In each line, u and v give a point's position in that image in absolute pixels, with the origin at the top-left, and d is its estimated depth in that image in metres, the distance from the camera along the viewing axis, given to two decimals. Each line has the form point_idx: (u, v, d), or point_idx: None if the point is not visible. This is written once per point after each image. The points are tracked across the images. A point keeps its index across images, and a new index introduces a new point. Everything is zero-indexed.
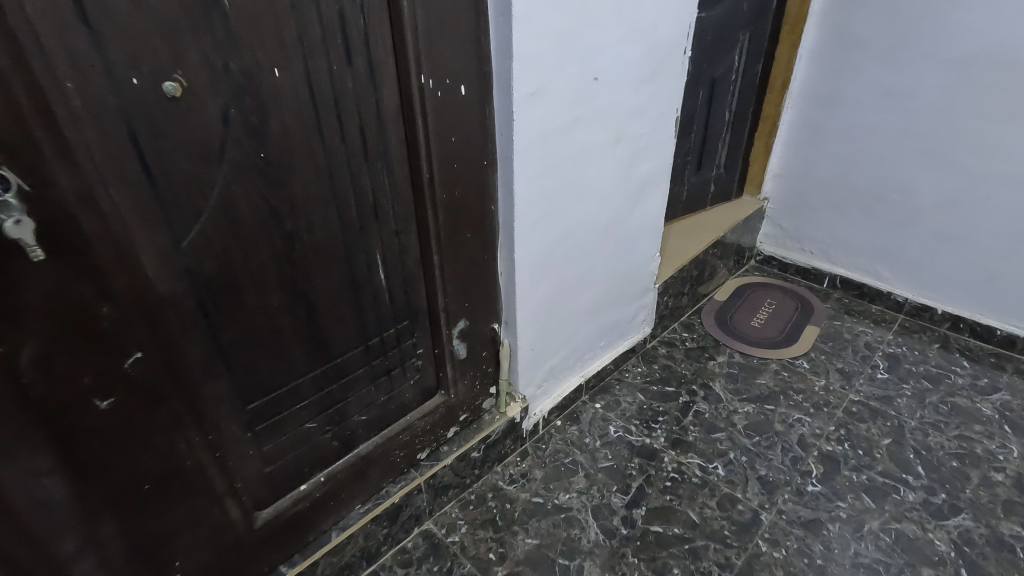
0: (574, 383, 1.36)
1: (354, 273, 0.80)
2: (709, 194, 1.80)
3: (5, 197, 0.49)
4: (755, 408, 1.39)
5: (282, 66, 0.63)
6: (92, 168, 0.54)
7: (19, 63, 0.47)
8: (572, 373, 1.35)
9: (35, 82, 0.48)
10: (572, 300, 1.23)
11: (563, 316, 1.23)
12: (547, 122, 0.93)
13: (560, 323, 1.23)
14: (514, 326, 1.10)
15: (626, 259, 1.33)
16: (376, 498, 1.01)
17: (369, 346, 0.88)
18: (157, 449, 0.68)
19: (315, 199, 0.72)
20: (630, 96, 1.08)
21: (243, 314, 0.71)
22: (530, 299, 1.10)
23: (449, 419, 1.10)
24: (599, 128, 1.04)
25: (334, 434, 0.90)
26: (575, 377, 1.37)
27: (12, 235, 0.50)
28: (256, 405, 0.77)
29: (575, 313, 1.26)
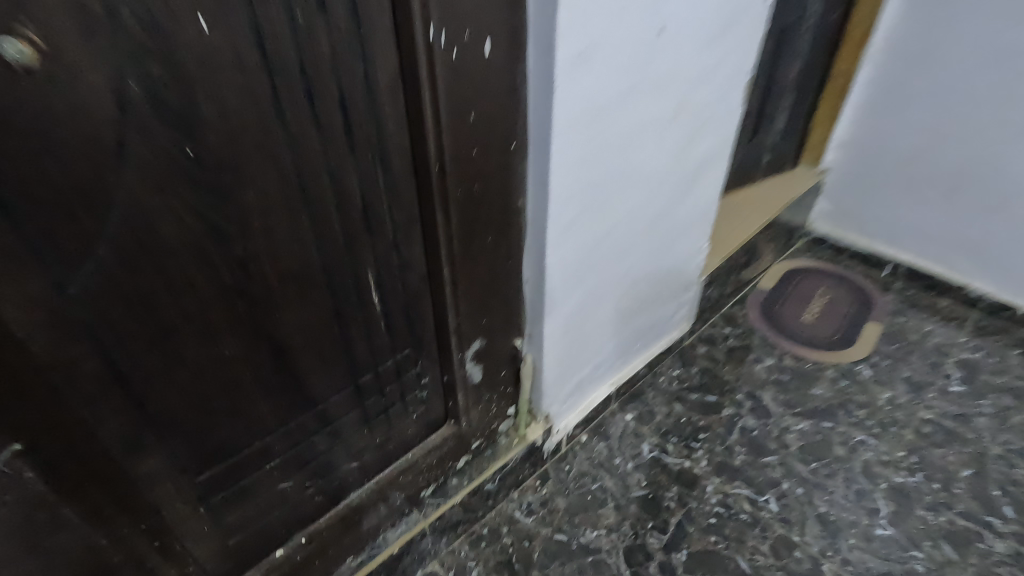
0: (605, 395, 1.18)
1: (337, 301, 0.60)
2: (762, 165, 1.55)
3: None
4: (811, 426, 1.20)
5: (212, 13, 0.40)
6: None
7: None
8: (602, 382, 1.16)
9: None
10: (608, 305, 1.02)
11: (596, 324, 1.03)
12: (597, 87, 0.69)
13: (593, 331, 1.03)
14: (540, 342, 0.90)
15: (672, 252, 1.11)
16: (370, 548, 0.86)
17: (360, 385, 0.69)
18: (68, 554, 0.51)
19: (276, 211, 0.51)
20: (699, 52, 0.83)
21: (180, 371, 0.51)
22: (561, 310, 0.89)
23: (458, 449, 0.92)
24: (658, 95, 0.80)
25: (316, 488, 0.72)
26: (605, 387, 1.18)
27: None
28: (208, 474, 0.59)
29: (611, 318, 1.06)
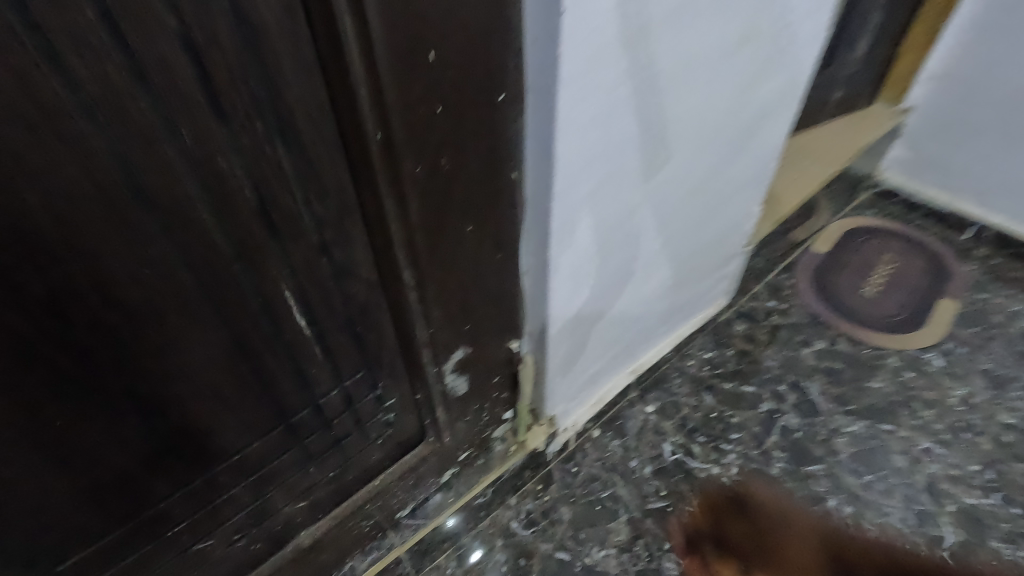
0: (625, 383, 1.01)
1: (236, 330, 0.43)
2: (830, 103, 1.27)
3: None
4: (866, 430, 1.02)
5: None
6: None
7: None
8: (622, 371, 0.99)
9: None
10: (632, 290, 0.83)
11: (617, 312, 0.83)
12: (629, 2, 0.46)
13: (612, 321, 0.84)
14: (543, 343, 0.72)
15: (714, 222, 0.89)
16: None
17: (293, 422, 0.53)
18: None
19: (99, 221, 0.33)
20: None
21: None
22: (570, 306, 0.70)
23: (440, 465, 0.76)
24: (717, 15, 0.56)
25: (250, 536, 0.58)
26: (625, 375, 1.01)
27: None
28: (86, 542, 0.47)
29: (634, 303, 0.86)
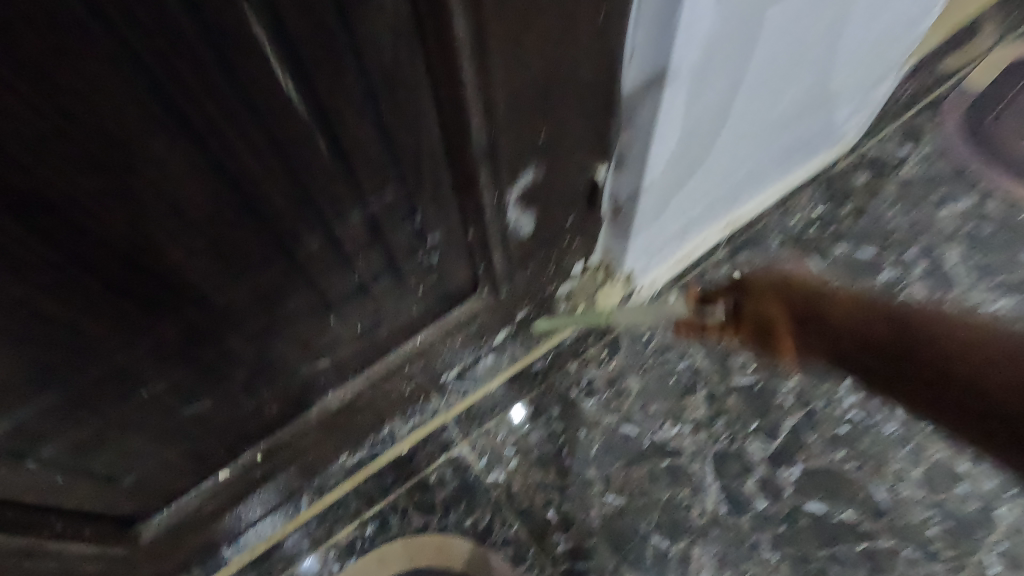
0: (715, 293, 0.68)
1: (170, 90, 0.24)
2: None
3: None
4: (1013, 307, 0.84)
5: None
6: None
7: None
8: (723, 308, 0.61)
9: None
10: (765, 112, 0.58)
11: (745, 124, 0.57)
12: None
13: (738, 134, 0.58)
14: (643, 151, 0.48)
15: (901, 15, 0.60)
16: (379, 439, 0.71)
17: (299, 258, 0.37)
18: None
19: None
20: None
21: None
22: (690, 116, 0.46)
23: (494, 324, 0.62)
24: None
25: (259, 399, 0.46)
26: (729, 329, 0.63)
27: None
28: (9, 429, 0.31)
29: (768, 112, 0.59)
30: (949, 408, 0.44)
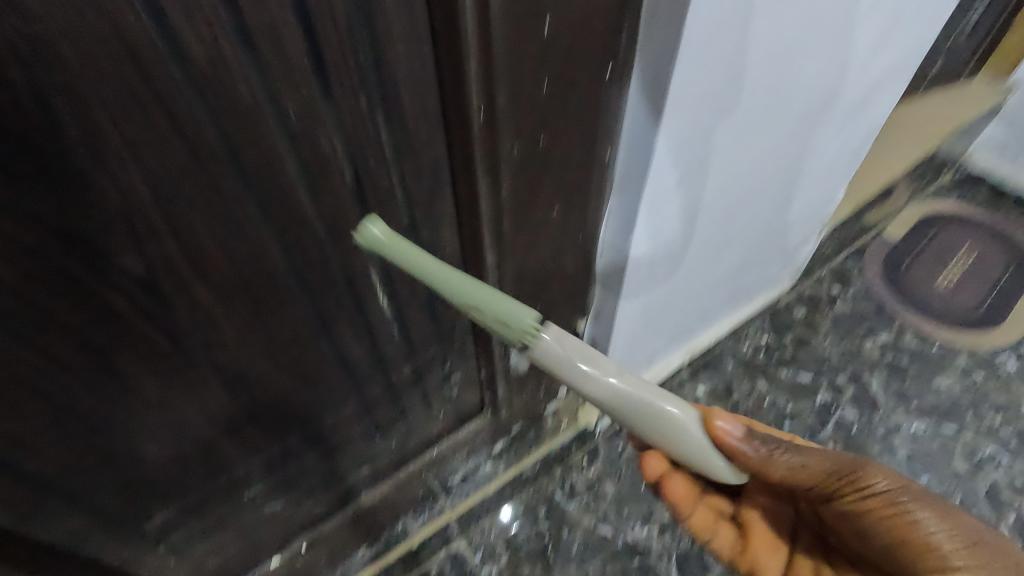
0: (716, 444, 0.43)
1: (321, 304, 0.40)
2: (937, 72, 1.13)
3: None
4: (928, 429, 1.00)
5: None
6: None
7: None
8: (677, 426, 0.41)
9: None
10: (701, 271, 0.77)
11: (687, 280, 0.76)
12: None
13: (682, 287, 0.77)
14: (610, 306, 0.66)
15: (801, 204, 0.82)
16: (388, 536, 0.80)
17: (367, 395, 0.52)
18: None
19: (191, 198, 0.29)
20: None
21: (114, 429, 0.36)
22: (642, 283, 0.65)
23: (495, 436, 0.77)
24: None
25: (315, 500, 0.59)
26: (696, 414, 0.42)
27: None
28: (159, 520, 0.45)
29: (704, 271, 0.78)
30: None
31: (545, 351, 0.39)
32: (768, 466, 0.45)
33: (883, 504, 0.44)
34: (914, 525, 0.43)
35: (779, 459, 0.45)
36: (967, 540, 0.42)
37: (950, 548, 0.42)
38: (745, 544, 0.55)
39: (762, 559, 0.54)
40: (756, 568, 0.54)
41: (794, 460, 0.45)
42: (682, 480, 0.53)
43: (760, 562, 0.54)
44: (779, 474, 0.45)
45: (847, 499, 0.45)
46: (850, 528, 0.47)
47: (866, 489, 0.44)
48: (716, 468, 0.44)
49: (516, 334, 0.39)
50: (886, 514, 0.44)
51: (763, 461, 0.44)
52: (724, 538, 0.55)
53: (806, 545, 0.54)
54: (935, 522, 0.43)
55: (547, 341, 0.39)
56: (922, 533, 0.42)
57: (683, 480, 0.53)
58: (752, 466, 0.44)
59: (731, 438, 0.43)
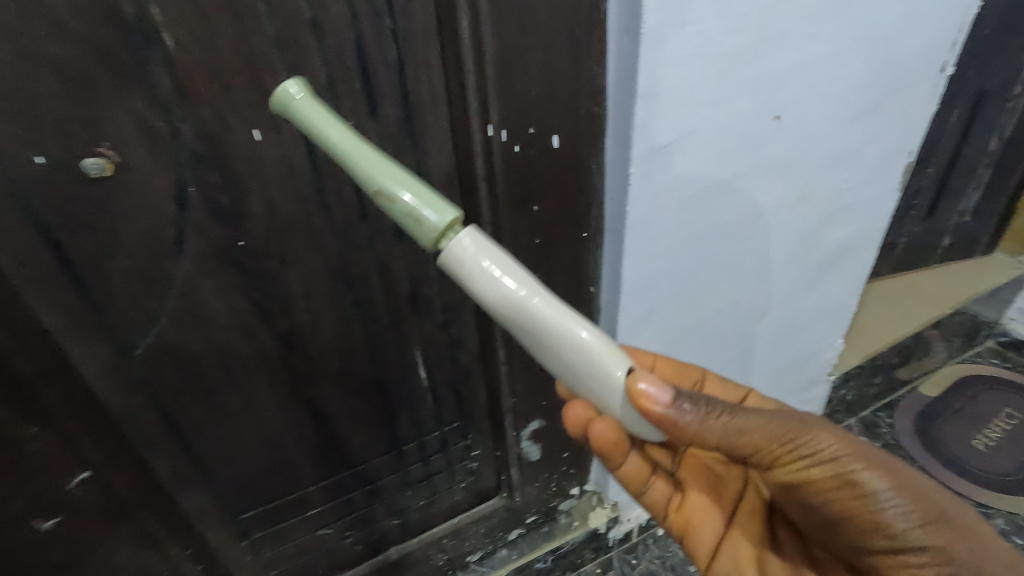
0: (638, 407, 0.43)
1: (380, 369, 0.61)
2: (940, 249, 1.29)
3: None
4: None
5: (265, 127, 0.43)
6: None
7: None
8: (593, 367, 0.39)
9: None
10: None
11: None
12: (696, 149, 0.60)
13: None
14: None
15: (793, 347, 0.95)
16: None
17: (403, 450, 0.70)
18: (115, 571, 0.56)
19: (317, 290, 0.53)
20: (837, 85, 0.65)
21: (241, 431, 0.57)
22: None
23: (510, 522, 0.89)
24: (782, 133, 0.65)
25: (354, 538, 0.74)
26: (625, 363, 0.40)
27: None
28: (248, 515, 0.63)
29: None
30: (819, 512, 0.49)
31: (451, 251, 0.38)
32: (707, 432, 0.45)
33: (832, 479, 0.47)
34: (865, 501, 0.46)
35: (718, 428, 0.45)
36: (918, 510, 0.45)
37: (896, 526, 0.45)
38: (682, 502, 0.61)
39: (696, 524, 0.60)
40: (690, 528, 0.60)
41: (738, 436, 0.46)
42: (610, 423, 0.53)
43: (693, 525, 0.60)
44: (716, 441, 0.46)
45: (791, 469, 0.47)
46: (797, 502, 0.51)
47: (810, 463, 0.47)
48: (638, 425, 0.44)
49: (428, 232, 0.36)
50: (832, 485, 0.47)
51: (703, 427, 0.45)
52: (658, 494, 0.61)
53: (749, 512, 0.60)
54: (890, 496, 0.45)
55: (463, 246, 0.38)
56: (865, 509, 0.46)
57: (613, 424, 0.53)
58: (686, 435, 0.44)
59: (657, 406, 0.42)
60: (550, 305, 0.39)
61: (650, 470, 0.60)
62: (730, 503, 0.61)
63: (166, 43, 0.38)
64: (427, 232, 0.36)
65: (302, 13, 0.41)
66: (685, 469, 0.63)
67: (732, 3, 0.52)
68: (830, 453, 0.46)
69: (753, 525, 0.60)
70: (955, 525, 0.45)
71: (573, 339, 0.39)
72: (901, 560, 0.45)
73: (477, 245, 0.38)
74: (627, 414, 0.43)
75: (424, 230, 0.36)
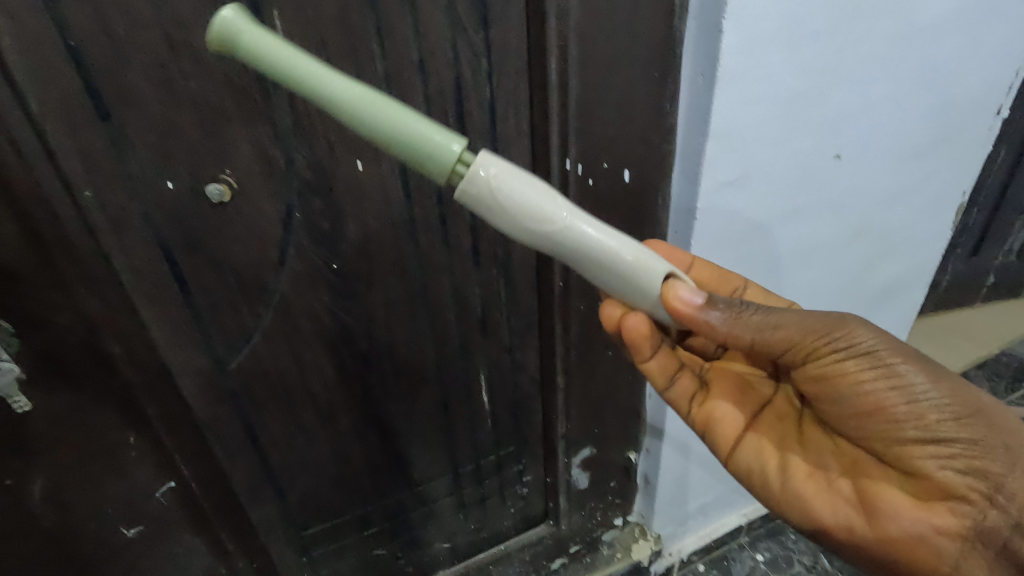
0: (668, 312, 0.42)
1: (446, 390, 0.63)
2: (984, 288, 1.28)
3: (61, 332, 0.42)
4: None
5: (368, 158, 0.46)
6: (89, 285, 0.42)
7: (105, 198, 0.39)
8: (632, 277, 0.40)
9: (114, 210, 0.40)
10: None
11: None
12: (760, 185, 0.61)
13: None
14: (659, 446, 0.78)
15: None
16: None
17: (459, 473, 0.71)
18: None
19: (396, 313, 0.55)
20: (895, 125, 0.66)
21: (313, 447, 0.59)
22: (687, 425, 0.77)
23: (554, 551, 0.88)
24: (842, 170, 0.66)
25: (405, 560, 0.75)
26: (662, 271, 0.40)
27: (68, 364, 0.44)
28: (311, 532, 0.64)
29: None
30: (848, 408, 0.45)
31: (471, 189, 0.35)
32: (741, 332, 0.44)
33: (867, 370, 0.43)
34: (901, 390, 0.42)
35: (753, 326, 0.44)
36: (958, 402, 0.41)
37: (926, 418, 0.41)
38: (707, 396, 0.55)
39: (719, 416, 0.54)
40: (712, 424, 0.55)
41: (774, 333, 0.44)
42: (643, 320, 0.46)
43: (716, 419, 0.54)
44: (750, 338, 0.45)
45: (824, 363, 0.44)
46: (825, 400, 0.47)
47: (843, 356, 0.43)
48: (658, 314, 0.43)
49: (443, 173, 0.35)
50: (868, 375, 0.43)
51: (733, 325, 0.44)
52: (684, 390, 0.54)
53: (776, 416, 0.55)
54: (926, 388, 0.42)
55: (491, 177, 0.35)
56: (895, 399, 0.42)
57: (644, 320, 0.46)
58: (718, 335, 0.44)
59: (687, 308, 0.42)
60: (581, 224, 0.37)
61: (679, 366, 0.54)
62: (755, 407, 0.55)
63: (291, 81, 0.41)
64: (438, 171, 0.35)
65: (409, 53, 0.45)
66: (715, 373, 0.57)
67: (801, 47, 0.53)
68: (867, 347, 0.43)
69: (780, 434, 0.53)
70: (997, 422, 0.41)
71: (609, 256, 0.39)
72: (929, 450, 0.42)
73: (498, 173, 0.35)
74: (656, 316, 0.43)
75: (435, 165, 0.34)
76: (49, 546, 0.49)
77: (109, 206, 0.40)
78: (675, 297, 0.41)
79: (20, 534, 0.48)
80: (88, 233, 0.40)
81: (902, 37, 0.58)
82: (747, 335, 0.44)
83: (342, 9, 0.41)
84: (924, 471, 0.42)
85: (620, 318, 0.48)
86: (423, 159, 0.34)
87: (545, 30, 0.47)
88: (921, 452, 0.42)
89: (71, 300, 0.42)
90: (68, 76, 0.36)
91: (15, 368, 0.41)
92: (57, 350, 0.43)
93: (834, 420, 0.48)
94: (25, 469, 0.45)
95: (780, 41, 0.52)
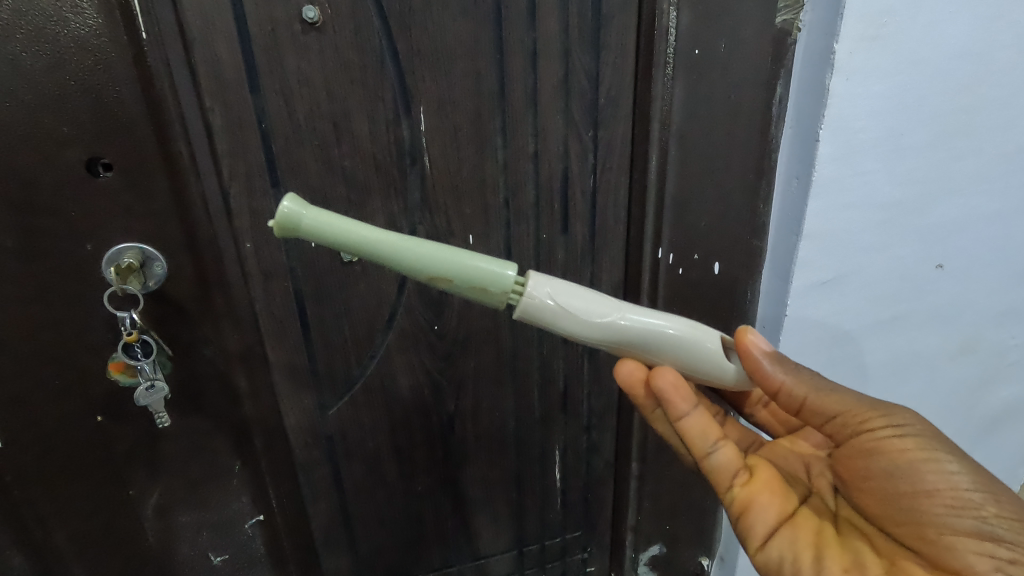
0: (741, 357, 0.42)
1: (521, 461, 0.64)
2: None
3: (202, 362, 0.49)
4: None
5: (478, 234, 0.53)
6: (233, 323, 0.48)
7: (261, 252, 0.46)
8: (697, 355, 0.40)
9: (267, 261, 0.47)
10: None
11: None
12: (856, 288, 0.60)
13: None
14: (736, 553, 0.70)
15: None
16: None
17: (523, 550, 0.70)
18: None
19: (484, 379, 0.58)
20: (1003, 240, 0.64)
21: (388, 501, 0.60)
22: None
23: None
24: (946, 281, 0.64)
25: None
26: (717, 337, 0.41)
27: (201, 392, 0.50)
28: None
29: None
30: (896, 491, 0.42)
31: (531, 309, 0.37)
32: (797, 388, 0.43)
33: (919, 450, 0.41)
34: (954, 480, 0.40)
35: (806, 380, 0.43)
36: (1009, 506, 0.39)
37: (985, 509, 0.39)
38: (749, 477, 0.46)
39: (760, 501, 0.45)
40: (749, 511, 0.45)
41: (831, 398, 0.43)
42: (673, 374, 0.42)
43: (757, 505, 0.45)
44: (803, 395, 0.43)
45: (876, 434, 0.42)
46: (869, 482, 0.44)
47: (899, 432, 0.42)
48: (705, 369, 0.41)
49: (499, 298, 0.37)
50: (921, 457, 0.41)
51: (792, 383, 0.42)
52: (727, 462, 0.45)
53: (813, 509, 0.47)
54: (981, 484, 0.40)
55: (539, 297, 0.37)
56: (952, 483, 0.40)
57: (678, 375, 0.42)
58: (774, 387, 0.42)
59: (756, 352, 0.41)
60: (639, 320, 0.39)
61: (720, 435, 0.45)
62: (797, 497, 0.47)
63: (425, 163, 0.49)
64: (502, 291, 0.36)
65: (527, 147, 0.51)
66: (757, 459, 0.49)
67: (900, 160, 0.55)
68: (923, 431, 0.42)
69: (818, 528, 0.45)
70: None
71: (669, 338, 0.40)
72: (982, 547, 0.39)
73: (552, 290, 0.38)
74: (731, 374, 0.41)
75: (499, 286, 0.36)
76: (148, 559, 0.54)
77: (264, 258, 0.47)
78: (747, 346, 0.41)
79: (129, 543, 0.52)
80: (242, 279, 0.47)
81: (1008, 156, 0.58)
82: (802, 397, 0.43)
83: (476, 109, 0.49)
84: (976, 570, 0.38)
85: (645, 380, 0.44)
86: (487, 284, 0.36)
87: (649, 130, 0.52)
88: (974, 547, 0.39)
89: (218, 335, 0.48)
90: (257, 152, 0.44)
91: (164, 389, 0.46)
92: (196, 377, 0.49)
93: (876, 510, 0.44)
94: (147, 482, 0.51)
95: (879, 153, 0.54)
